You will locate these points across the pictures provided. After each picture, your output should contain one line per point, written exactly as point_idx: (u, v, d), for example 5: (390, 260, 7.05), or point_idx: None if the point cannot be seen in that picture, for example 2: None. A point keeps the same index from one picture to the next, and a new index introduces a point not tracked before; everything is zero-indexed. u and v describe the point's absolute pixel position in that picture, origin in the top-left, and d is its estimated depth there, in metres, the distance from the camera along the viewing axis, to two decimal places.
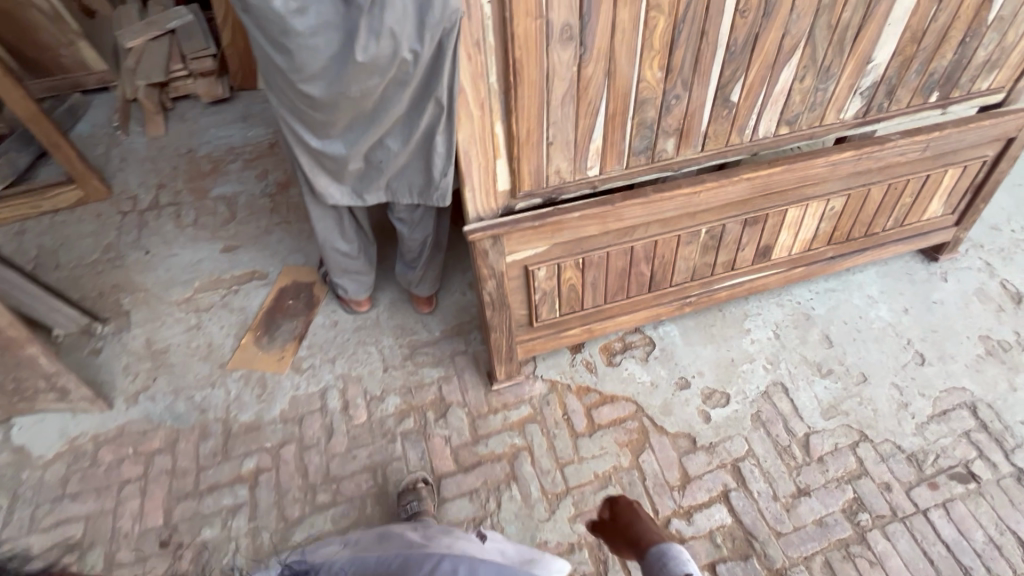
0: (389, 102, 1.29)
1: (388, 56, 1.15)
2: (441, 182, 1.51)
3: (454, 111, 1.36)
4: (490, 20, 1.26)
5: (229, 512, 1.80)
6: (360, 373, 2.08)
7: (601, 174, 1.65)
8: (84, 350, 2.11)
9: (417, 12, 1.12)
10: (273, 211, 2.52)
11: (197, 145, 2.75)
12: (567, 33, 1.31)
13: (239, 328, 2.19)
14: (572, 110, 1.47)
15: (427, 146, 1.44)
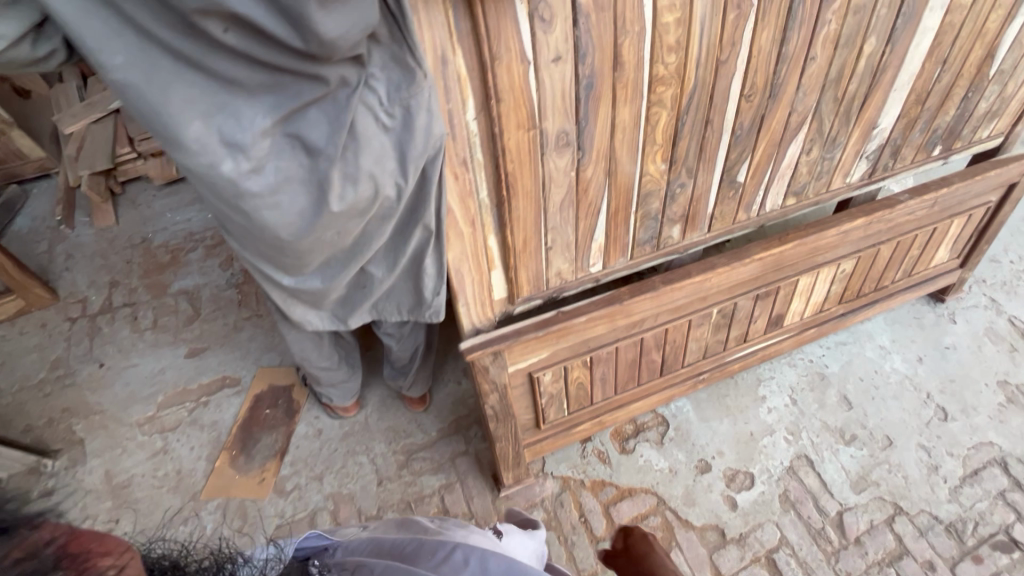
0: (371, 235, 1.13)
1: (367, 198, 0.99)
2: (433, 301, 1.35)
3: (444, 233, 1.20)
4: (477, 136, 1.10)
5: None
6: (351, 491, 1.86)
7: (604, 269, 1.51)
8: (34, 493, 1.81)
9: (398, 148, 0.97)
10: (241, 304, 2.30)
11: (151, 233, 2.52)
12: (563, 139, 1.17)
13: (212, 448, 1.96)
14: (572, 213, 1.32)
15: (416, 270, 1.28)
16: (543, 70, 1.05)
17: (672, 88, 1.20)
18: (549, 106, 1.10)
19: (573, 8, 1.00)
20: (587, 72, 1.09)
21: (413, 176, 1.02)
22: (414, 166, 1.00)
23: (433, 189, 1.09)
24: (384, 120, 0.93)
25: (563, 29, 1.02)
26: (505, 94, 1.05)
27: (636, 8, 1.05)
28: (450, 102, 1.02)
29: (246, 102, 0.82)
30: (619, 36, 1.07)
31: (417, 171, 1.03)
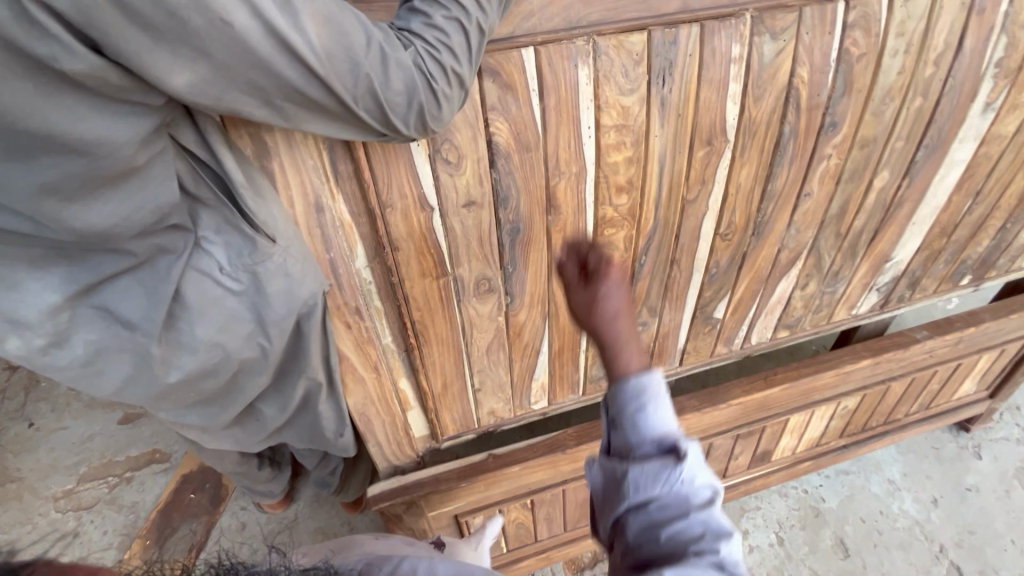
0: (245, 384, 0.93)
1: (217, 363, 0.81)
2: (338, 440, 1.16)
3: (338, 382, 1.00)
4: (373, 283, 0.90)
5: None
6: None
7: (550, 406, 1.29)
8: None
9: (252, 311, 0.78)
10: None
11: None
12: (484, 286, 0.96)
13: (125, 534, 1.79)
14: (502, 355, 1.11)
15: (313, 413, 1.08)
16: (452, 216, 0.85)
17: (624, 230, 0.98)
18: (463, 253, 0.90)
19: (488, 150, 0.81)
20: (511, 217, 0.89)
21: (278, 338, 0.83)
22: (277, 328, 0.81)
23: (312, 345, 0.90)
24: (226, 285, 0.74)
25: (475, 171, 0.82)
26: (403, 242, 0.85)
27: (573, 147, 0.85)
28: (330, 251, 0.82)
29: (31, 272, 0.66)
30: (552, 177, 0.87)
31: (288, 329, 0.84)
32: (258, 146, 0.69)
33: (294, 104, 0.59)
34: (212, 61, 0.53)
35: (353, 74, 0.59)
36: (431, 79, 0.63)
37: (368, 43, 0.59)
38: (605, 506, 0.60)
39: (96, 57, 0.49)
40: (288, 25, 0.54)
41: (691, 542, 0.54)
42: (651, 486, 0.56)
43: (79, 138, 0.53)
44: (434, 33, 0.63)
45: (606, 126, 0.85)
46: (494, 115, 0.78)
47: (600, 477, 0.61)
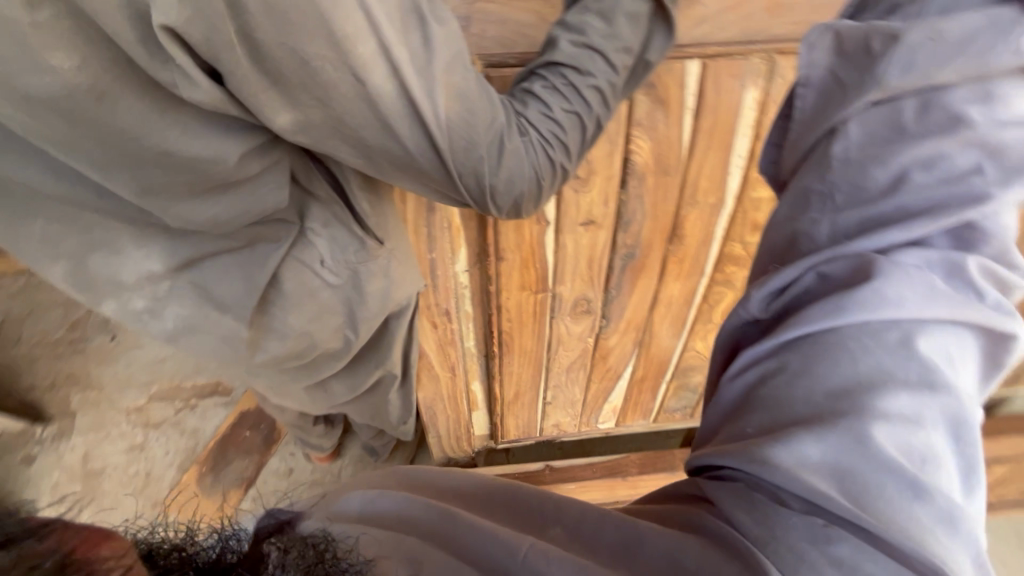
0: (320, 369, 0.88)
1: (303, 350, 0.77)
2: (401, 427, 1.15)
3: (413, 377, 0.96)
4: (469, 288, 0.85)
5: None
6: None
7: (616, 426, 1.22)
8: (16, 456, 1.85)
9: (345, 305, 0.73)
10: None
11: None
12: (581, 307, 0.89)
13: (185, 458, 1.89)
14: (582, 375, 1.04)
15: (379, 403, 1.04)
16: (566, 234, 0.78)
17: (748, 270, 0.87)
18: (569, 271, 0.83)
19: (622, 168, 0.72)
20: (628, 242, 0.80)
21: (365, 333, 0.78)
22: (368, 323, 0.76)
23: (395, 343, 0.85)
24: (326, 277, 0.69)
25: (602, 190, 0.74)
26: (509, 253, 0.79)
27: (716, 176, 0.75)
28: (433, 251, 0.77)
29: (136, 242, 0.60)
30: (684, 206, 0.77)
31: (376, 326, 0.80)
32: None
33: (391, 166, 0.46)
34: (332, 114, 0.40)
35: (466, 161, 0.47)
36: (540, 175, 0.53)
37: (491, 126, 0.47)
38: (816, 114, 0.45)
39: (216, 89, 0.37)
40: (426, 94, 0.42)
41: (947, 164, 0.38)
42: (905, 82, 0.40)
43: (194, 159, 0.42)
44: (550, 125, 0.52)
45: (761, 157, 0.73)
46: (638, 131, 0.69)
47: (816, 74, 0.46)
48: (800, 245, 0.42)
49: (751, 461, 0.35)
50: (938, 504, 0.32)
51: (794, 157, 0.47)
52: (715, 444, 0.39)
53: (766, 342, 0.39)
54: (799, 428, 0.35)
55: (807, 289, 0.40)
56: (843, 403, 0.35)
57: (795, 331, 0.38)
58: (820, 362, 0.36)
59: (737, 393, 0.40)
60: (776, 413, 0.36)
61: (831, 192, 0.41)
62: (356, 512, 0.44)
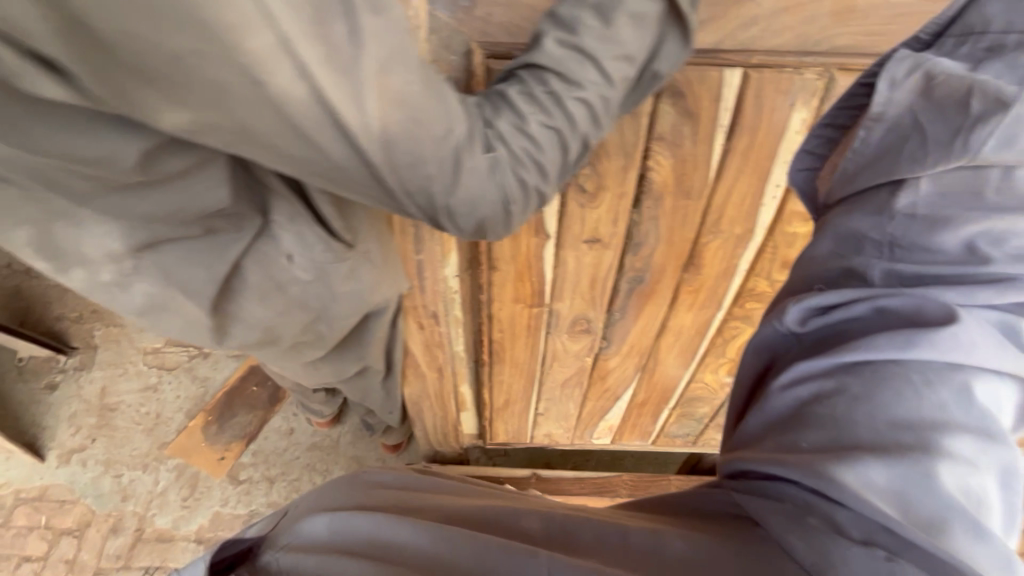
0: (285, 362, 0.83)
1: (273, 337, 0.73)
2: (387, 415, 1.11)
3: (397, 371, 0.91)
4: (459, 293, 0.77)
5: None
6: None
7: (611, 443, 1.16)
8: (40, 382, 1.77)
9: (317, 304, 0.69)
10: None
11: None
12: (580, 326, 0.82)
13: (194, 405, 1.75)
14: (577, 392, 0.98)
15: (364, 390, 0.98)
16: (567, 251, 0.70)
17: None
18: (569, 289, 0.75)
19: (637, 185, 0.64)
20: (637, 265, 0.72)
21: (336, 332, 0.75)
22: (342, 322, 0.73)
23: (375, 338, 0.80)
24: (296, 273, 0.63)
25: (612, 208, 0.65)
26: (504, 263, 0.72)
27: (745, 205, 0.65)
28: (420, 252, 0.69)
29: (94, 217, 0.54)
30: (705, 233, 0.68)
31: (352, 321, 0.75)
32: None
33: (317, 175, 0.40)
34: (224, 115, 0.34)
35: (409, 178, 0.42)
36: (505, 197, 0.47)
37: (444, 141, 0.42)
38: (878, 156, 0.41)
39: (67, 89, 0.32)
40: (347, 98, 0.35)
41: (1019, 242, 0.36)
42: (1002, 155, 0.35)
43: (84, 157, 0.41)
44: (522, 141, 0.47)
45: None
46: (658, 146, 0.60)
47: (902, 111, 0.41)
48: (853, 281, 0.40)
49: (812, 476, 0.34)
50: (1002, 551, 0.31)
51: (840, 193, 0.44)
52: (761, 453, 0.38)
53: (821, 361, 0.38)
54: (860, 452, 0.34)
55: (862, 316, 0.38)
56: (906, 435, 0.33)
57: (857, 354, 0.36)
58: (879, 391, 0.35)
59: (785, 406, 0.39)
60: (832, 435, 0.35)
61: (887, 240, 0.39)
62: (324, 533, 0.45)
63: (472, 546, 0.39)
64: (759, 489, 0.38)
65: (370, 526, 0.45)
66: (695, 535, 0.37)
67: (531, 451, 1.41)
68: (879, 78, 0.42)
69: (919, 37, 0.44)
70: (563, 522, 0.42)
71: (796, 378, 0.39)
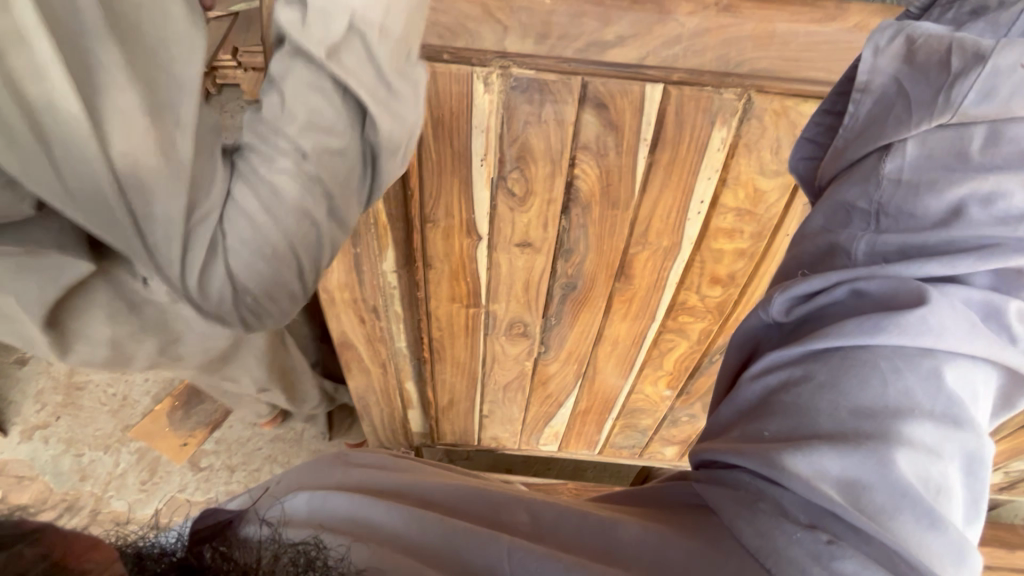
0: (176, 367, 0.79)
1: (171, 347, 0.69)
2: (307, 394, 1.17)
3: None
4: (398, 289, 0.78)
5: None
6: None
7: (559, 451, 1.16)
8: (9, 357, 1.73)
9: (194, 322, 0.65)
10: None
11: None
12: (517, 329, 0.84)
13: (162, 390, 1.68)
14: (520, 396, 0.99)
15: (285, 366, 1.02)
16: (500, 253, 0.72)
17: (703, 322, 0.80)
18: (504, 290, 0.77)
19: (565, 192, 0.65)
20: (569, 271, 0.74)
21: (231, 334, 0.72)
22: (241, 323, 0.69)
23: None
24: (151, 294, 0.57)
25: (541, 212, 0.67)
26: (438, 262, 0.74)
27: (672, 218, 0.67)
28: (357, 245, 0.71)
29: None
30: (633, 245, 0.70)
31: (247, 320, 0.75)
32: None
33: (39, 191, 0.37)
34: None
35: (140, 242, 0.39)
36: (251, 288, 0.43)
37: (188, 212, 0.39)
38: (868, 126, 0.43)
39: None
40: (87, 126, 0.33)
41: (1000, 198, 0.36)
42: (982, 109, 0.37)
43: None
44: (264, 229, 0.41)
45: (724, 207, 0.66)
46: (584, 155, 0.62)
47: (887, 81, 0.42)
48: (836, 258, 0.41)
49: (768, 465, 0.34)
50: (951, 535, 0.31)
51: (833, 169, 0.45)
52: (726, 441, 0.38)
53: (791, 350, 0.38)
54: (817, 440, 0.34)
55: (841, 301, 0.39)
56: (866, 423, 0.34)
57: (826, 342, 0.37)
58: (845, 378, 0.35)
59: (756, 394, 0.39)
60: (793, 422, 0.36)
61: (874, 210, 0.40)
62: (304, 511, 0.44)
63: (445, 530, 0.39)
64: (720, 476, 0.39)
65: (349, 507, 0.43)
66: (653, 526, 0.38)
67: (494, 457, 1.43)
68: (863, 46, 0.43)
69: (911, 10, 0.45)
70: (530, 502, 0.42)
71: (767, 367, 0.39)
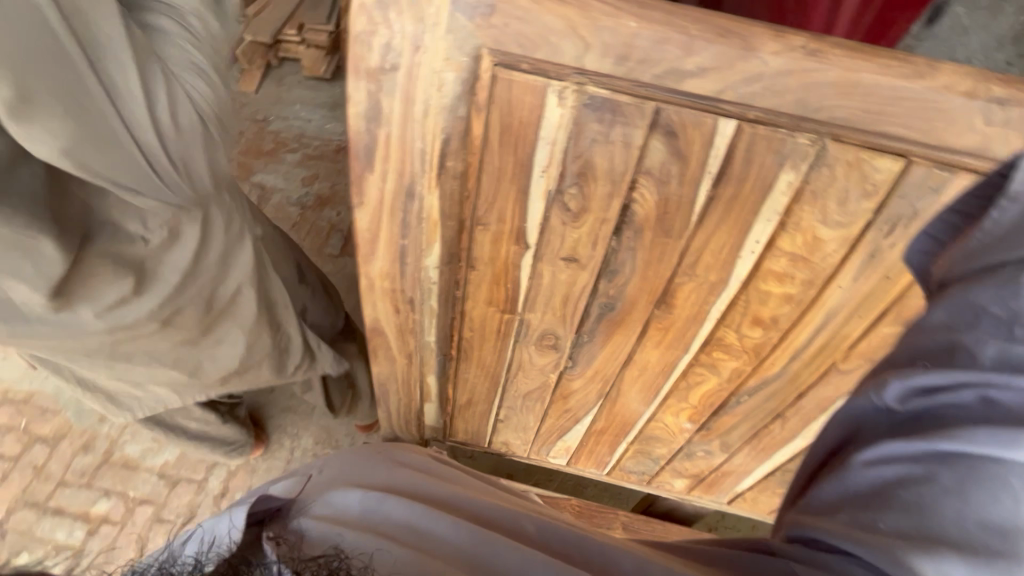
0: (203, 351, 1.01)
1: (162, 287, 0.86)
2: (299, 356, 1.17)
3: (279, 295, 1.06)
4: (437, 285, 0.79)
5: (54, 549, 1.48)
6: (257, 464, 1.58)
7: (567, 465, 1.16)
8: None
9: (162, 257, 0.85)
10: (295, 226, 1.92)
11: (274, 117, 2.10)
12: (548, 341, 0.84)
13: None
14: (538, 406, 0.99)
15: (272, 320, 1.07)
16: (544, 264, 0.72)
17: (737, 361, 0.79)
18: (542, 301, 0.78)
19: (620, 214, 0.65)
20: (610, 292, 0.74)
21: (210, 285, 0.93)
22: (207, 271, 0.91)
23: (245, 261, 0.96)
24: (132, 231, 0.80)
25: (593, 231, 0.67)
26: (481, 264, 0.75)
27: (723, 254, 0.66)
28: (405, 237, 0.72)
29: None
30: (680, 274, 0.70)
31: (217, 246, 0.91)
32: (373, 105, 0.59)
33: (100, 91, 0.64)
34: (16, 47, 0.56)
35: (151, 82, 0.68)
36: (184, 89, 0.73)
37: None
38: (1004, 243, 0.47)
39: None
40: None
41: None
42: None
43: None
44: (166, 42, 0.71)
45: (779, 251, 0.65)
46: (645, 180, 0.62)
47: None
48: (958, 355, 0.46)
49: (893, 562, 0.40)
50: None
51: (962, 268, 0.50)
52: (841, 523, 0.45)
53: (912, 446, 0.44)
54: (943, 546, 0.39)
55: (966, 405, 0.44)
56: (994, 540, 0.38)
57: (953, 446, 0.42)
58: (969, 490, 0.40)
59: (871, 481, 0.45)
60: (914, 521, 0.41)
61: (1007, 319, 0.44)
62: (359, 509, 0.55)
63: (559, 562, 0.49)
64: (826, 558, 0.45)
65: (405, 513, 0.54)
66: None
67: (498, 461, 1.44)
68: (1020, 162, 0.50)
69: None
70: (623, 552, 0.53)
71: (886, 459, 0.45)
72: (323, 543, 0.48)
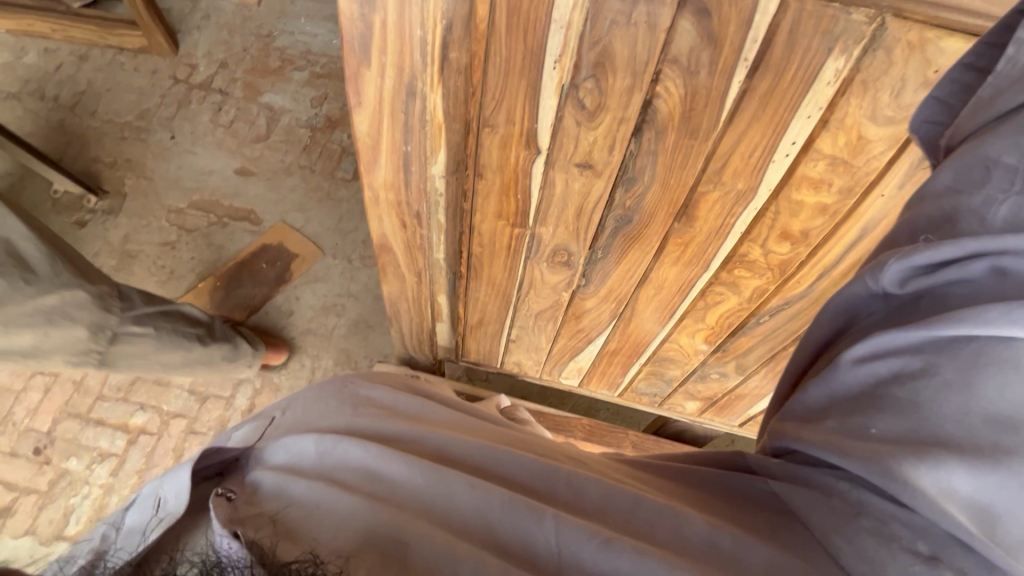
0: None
1: None
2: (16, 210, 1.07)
3: None
4: (444, 197, 0.75)
5: (99, 456, 1.58)
6: (279, 383, 1.64)
7: (578, 386, 1.16)
8: (69, 220, 1.73)
9: None
10: (306, 149, 1.86)
11: (279, 31, 1.98)
12: (559, 257, 0.80)
13: (206, 267, 1.72)
14: (550, 326, 0.97)
15: None
16: (557, 171, 0.67)
17: (760, 280, 0.75)
18: (553, 213, 0.73)
19: (641, 112, 0.59)
20: (627, 204, 0.69)
21: None
22: None
23: None
24: None
25: (610, 131, 0.61)
26: (490, 171, 0.70)
27: (752, 159, 0.60)
28: (408, 143, 0.67)
29: None
30: (703, 183, 0.64)
31: None
32: None
33: None
34: None
35: None
36: None
37: None
38: None
39: None
40: None
41: None
42: None
43: None
44: None
45: (817, 154, 0.58)
46: (671, 70, 0.55)
47: None
48: (959, 220, 0.38)
49: (880, 471, 0.36)
50: None
51: (970, 125, 0.41)
52: (820, 432, 0.41)
53: (911, 334, 0.37)
54: (944, 451, 0.34)
55: (975, 278, 0.36)
56: (1004, 436, 0.34)
57: (960, 331, 0.35)
58: (976, 377, 0.34)
59: (860, 380, 0.40)
60: (911, 421, 0.36)
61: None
62: (313, 455, 0.51)
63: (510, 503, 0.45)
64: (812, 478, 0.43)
65: (361, 456, 0.50)
66: (719, 523, 0.43)
67: (513, 383, 1.47)
68: None
69: None
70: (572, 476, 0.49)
71: (876, 352, 0.39)
72: (273, 510, 0.45)
